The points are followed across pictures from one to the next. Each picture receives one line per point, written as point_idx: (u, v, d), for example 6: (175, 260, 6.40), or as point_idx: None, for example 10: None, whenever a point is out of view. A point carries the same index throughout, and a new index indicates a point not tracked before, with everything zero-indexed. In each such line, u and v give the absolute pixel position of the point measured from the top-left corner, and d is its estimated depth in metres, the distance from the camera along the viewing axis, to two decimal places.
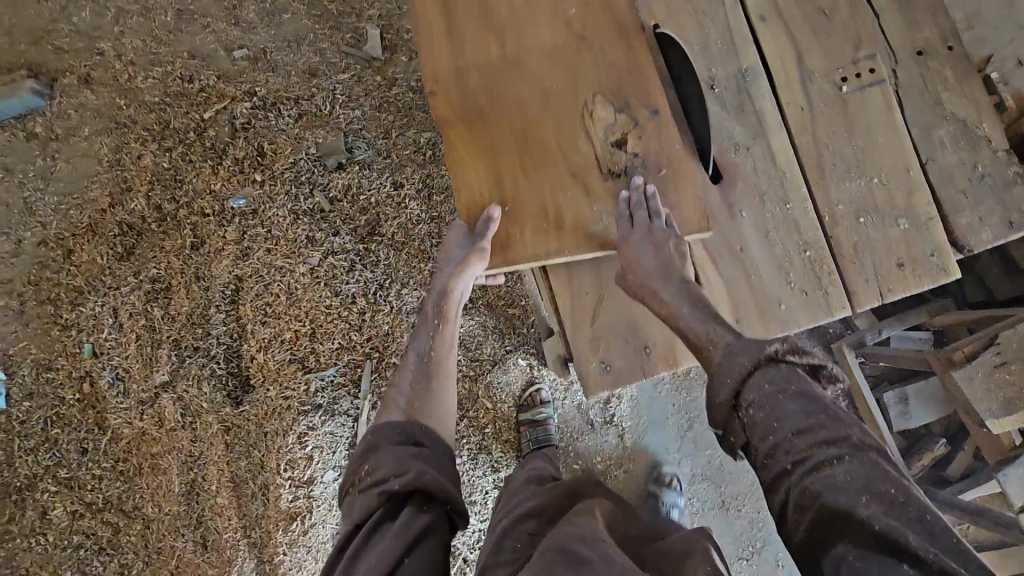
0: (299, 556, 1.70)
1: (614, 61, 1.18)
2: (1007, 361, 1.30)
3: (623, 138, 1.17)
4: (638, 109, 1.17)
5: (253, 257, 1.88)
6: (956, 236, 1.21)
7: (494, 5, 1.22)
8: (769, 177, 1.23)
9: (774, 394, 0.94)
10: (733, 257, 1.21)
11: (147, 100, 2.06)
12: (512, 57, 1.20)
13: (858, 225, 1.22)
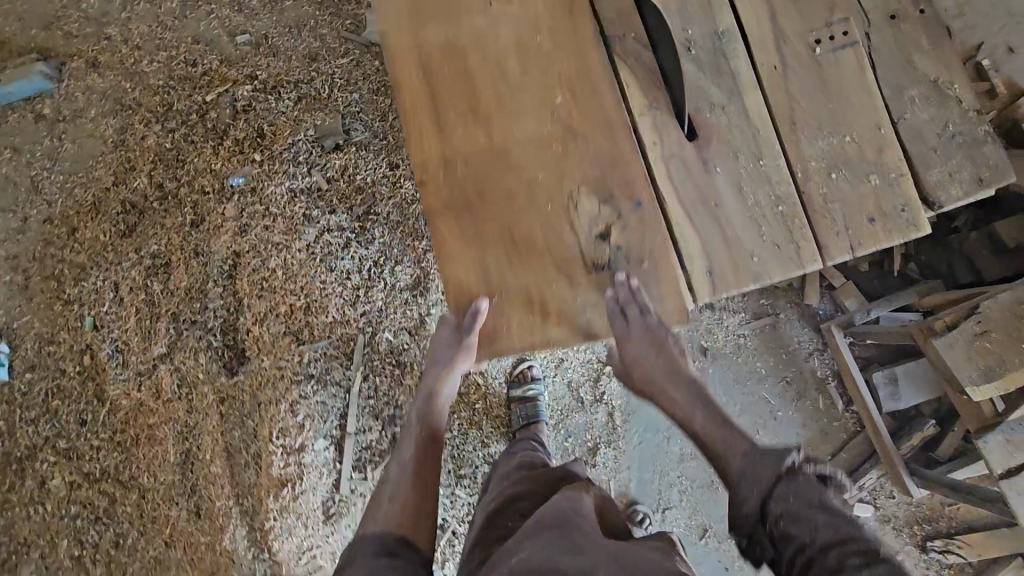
0: (289, 522, 1.69)
1: (597, 153, 1.24)
2: (989, 330, 1.32)
3: (608, 230, 1.23)
4: (621, 201, 1.23)
5: (251, 233, 1.91)
6: (926, 193, 1.24)
7: (479, 93, 1.26)
8: (743, 134, 1.25)
9: (800, 509, 0.98)
10: (707, 213, 1.23)
11: (152, 83, 2.11)
12: (499, 149, 1.24)
13: (830, 181, 1.24)
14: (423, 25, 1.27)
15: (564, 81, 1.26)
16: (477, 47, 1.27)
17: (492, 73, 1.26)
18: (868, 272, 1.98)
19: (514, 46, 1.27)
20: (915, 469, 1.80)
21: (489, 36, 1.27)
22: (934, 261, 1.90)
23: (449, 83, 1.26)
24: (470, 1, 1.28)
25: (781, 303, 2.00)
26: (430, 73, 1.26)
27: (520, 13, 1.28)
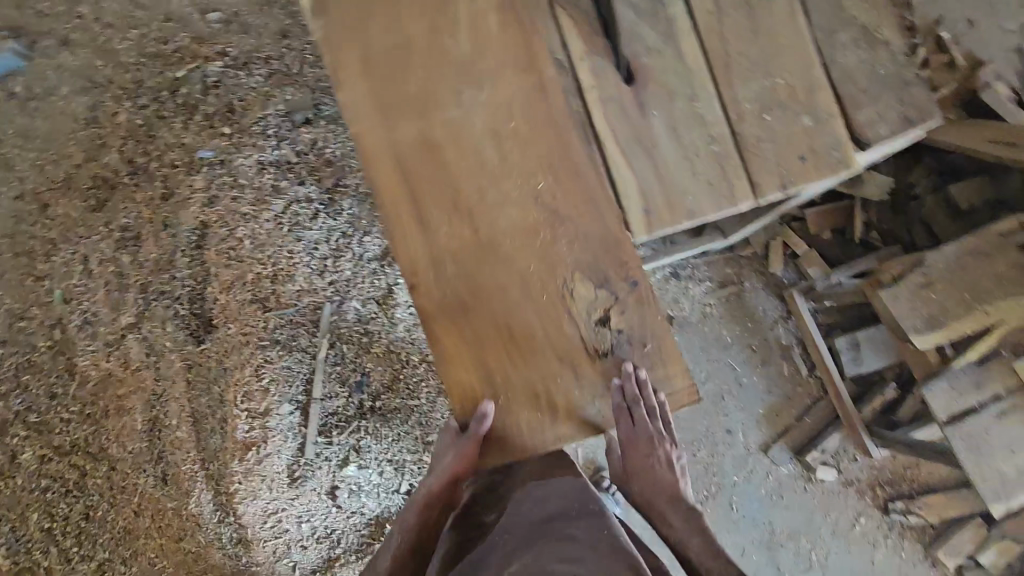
0: (254, 484, 1.77)
1: (590, 236, 1.23)
2: (932, 280, 1.36)
3: (607, 315, 1.22)
4: (616, 283, 1.23)
5: (219, 205, 1.93)
6: (857, 131, 1.27)
7: (462, 186, 1.23)
8: (679, 77, 1.28)
9: None
10: (648, 155, 1.26)
11: (123, 60, 2.01)
12: (489, 241, 1.22)
13: (763, 121, 1.26)
14: (390, 118, 1.23)
15: (547, 161, 1.23)
16: (452, 134, 1.23)
17: (472, 163, 1.23)
18: (831, 240, 2.00)
19: (490, 130, 1.24)
20: (876, 430, 1.85)
21: (461, 123, 1.23)
22: (895, 229, 1.92)
23: (429, 178, 1.23)
24: (440, 92, 1.23)
25: (746, 272, 2.00)
26: (405, 170, 1.23)
27: (490, 95, 1.24)
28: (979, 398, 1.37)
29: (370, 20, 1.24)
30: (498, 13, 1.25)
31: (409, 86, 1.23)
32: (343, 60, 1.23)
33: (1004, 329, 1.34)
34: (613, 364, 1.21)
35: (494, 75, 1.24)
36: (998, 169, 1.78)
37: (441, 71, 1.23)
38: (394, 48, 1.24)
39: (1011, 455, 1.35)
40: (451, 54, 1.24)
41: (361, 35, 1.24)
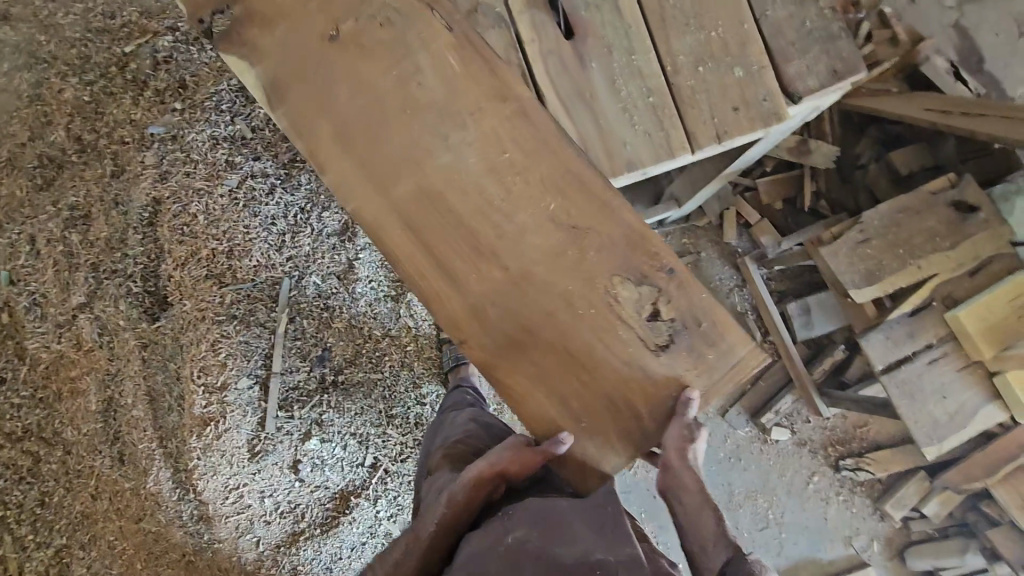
0: (212, 459, 1.73)
1: (621, 248, 1.08)
2: (868, 237, 1.42)
3: (660, 309, 1.09)
4: (654, 278, 1.09)
5: (172, 180, 1.87)
6: (787, 85, 1.09)
7: (481, 223, 1.07)
8: (614, 29, 1.10)
9: None
10: (590, 110, 1.10)
11: (67, 36, 1.92)
12: (518, 279, 1.08)
13: (698, 74, 1.10)
14: (383, 183, 1.08)
15: (560, 176, 1.07)
16: (452, 168, 1.07)
17: (484, 197, 1.07)
18: (782, 210, 2.08)
19: (485, 157, 1.07)
20: (826, 391, 1.92)
21: (459, 163, 1.07)
22: (842, 197, 2.01)
23: (442, 226, 1.08)
24: (417, 140, 1.07)
25: (702, 242, 2.07)
26: (413, 222, 1.08)
27: (479, 125, 1.07)
28: (913, 347, 1.44)
29: (330, 91, 1.08)
30: (454, 43, 1.07)
31: (393, 145, 1.07)
32: (315, 141, 1.08)
33: (935, 281, 1.41)
34: (681, 360, 1.09)
35: (475, 110, 1.06)
36: (935, 137, 1.86)
37: (417, 118, 1.07)
38: (363, 110, 1.07)
39: (942, 400, 1.42)
40: (424, 100, 1.07)
41: (324, 113, 1.08)
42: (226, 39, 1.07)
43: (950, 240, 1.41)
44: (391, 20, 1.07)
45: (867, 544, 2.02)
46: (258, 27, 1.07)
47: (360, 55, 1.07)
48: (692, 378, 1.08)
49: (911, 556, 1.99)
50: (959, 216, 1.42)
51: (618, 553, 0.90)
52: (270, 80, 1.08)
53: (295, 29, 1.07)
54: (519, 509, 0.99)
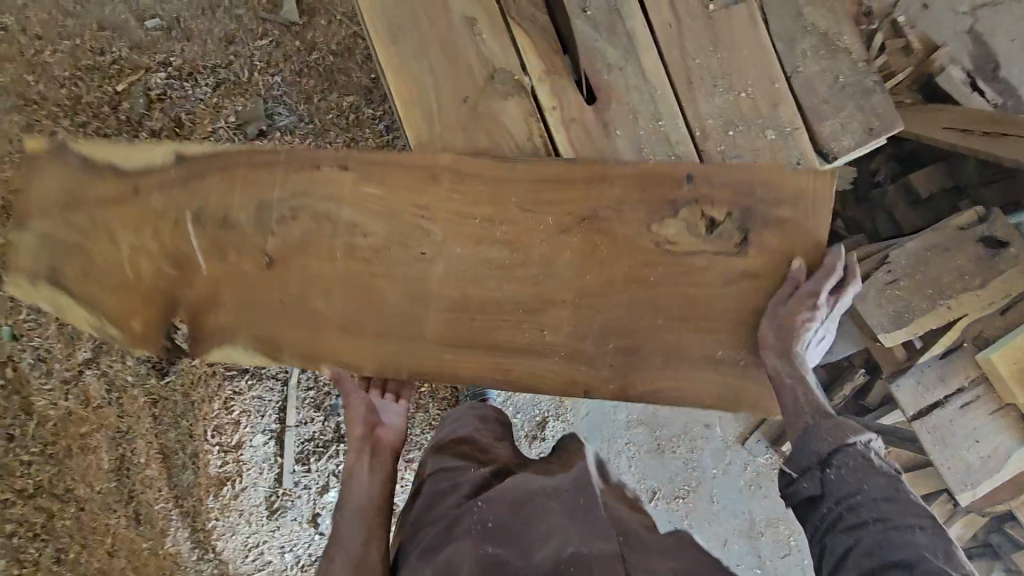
0: (231, 519, 1.76)
1: (644, 200, 1.01)
2: (896, 278, 1.39)
3: (713, 216, 1.00)
4: (686, 196, 1.00)
5: None
6: (818, 143, 1.04)
7: (521, 287, 1.03)
8: (640, 94, 1.04)
9: (857, 488, 0.84)
10: (626, 180, 1.01)
11: (55, 75, 1.86)
12: (566, 351, 1.02)
13: (727, 139, 1.04)
14: (410, 300, 1.05)
15: (588, 211, 1.01)
16: (484, 246, 1.03)
17: (503, 265, 1.03)
18: None
19: (504, 231, 1.03)
20: None
21: (455, 255, 1.04)
22: (859, 216, 1.97)
23: (475, 308, 1.04)
24: (422, 229, 1.05)
25: None
26: (456, 306, 1.04)
27: (451, 228, 1.04)
28: (945, 391, 1.42)
29: (309, 300, 1.08)
30: (360, 183, 1.07)
31: (388, 285, 1.05)
32: (321, 333, 1.08)
33: (964, 321, 1.38)
34: (772, 236, 0.99)
35: (428, 211, 1.04)
36: (954, 157, 1.81)
37: (439, 190, 1.04)
38: (347, 264, 1.07)
39: (975, 444, 1.40)
40: (366, 248, 1.06)
41: (315, 327, 1.08)
42: (203, 343, 1.12)
43: (980, 279, 1.38)
44: (300, 213, 1.08)
45: None
46: (217, 314, 1.11)
47: (305, 253, 1.08)
48: (793, 234, 0.99)
49: None
50: (989, 253, 1.38)
51: (592, 544, 0.86)
52: (260, 343, 1.10)
53: (241, 291, 1.10)
54: (488, 510, 0.93)
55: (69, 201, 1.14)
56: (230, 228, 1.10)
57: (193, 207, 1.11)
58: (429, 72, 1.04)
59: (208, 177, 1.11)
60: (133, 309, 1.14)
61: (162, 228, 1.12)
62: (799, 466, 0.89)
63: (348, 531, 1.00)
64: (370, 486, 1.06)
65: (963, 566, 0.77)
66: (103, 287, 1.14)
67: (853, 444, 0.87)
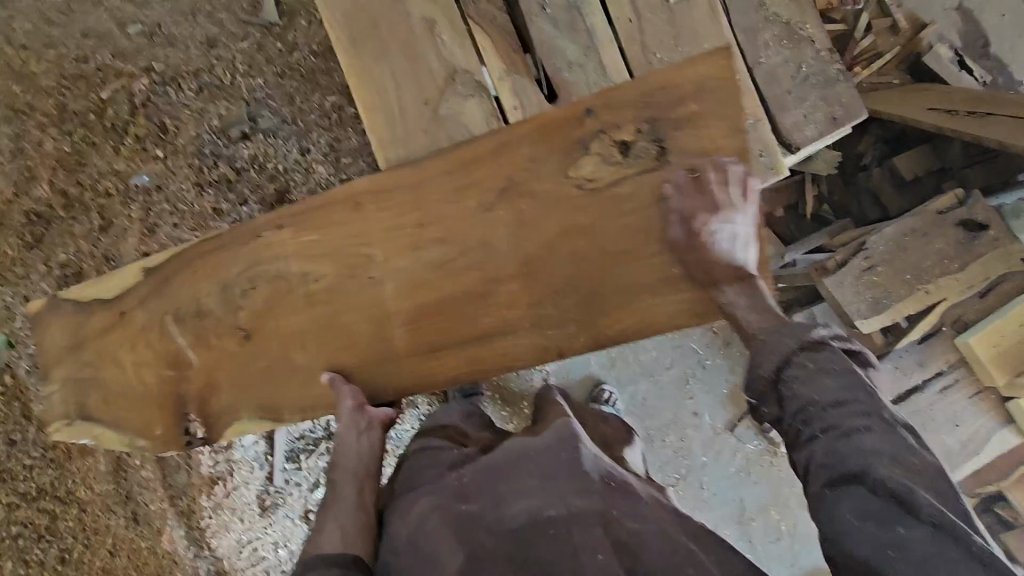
0: (224, 518, 1.76)
1: (556, 148, 0.98)
2: (873, 265, 1.38)
3: (623, 139, 0.96)
4: (594, 129, 0.96)
5: (161, 233, 1.90)
6: (781, 134, 1.05)
7: (472, 276, 1.01)
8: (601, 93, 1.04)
9: (820, 381, 0.84)
10: (551, 146, 0.98)
11: (42, 85, 1.87)
12: (529, 319, 1.00)
13: None
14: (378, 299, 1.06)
15: (505, 180, 0.99)
16: (438, 246, 1.02)
17: (449, 264, 1.02)
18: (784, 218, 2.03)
19: (432, 230, 1.02)
20: None
21: (400, 270, 1.04)
22: (844, 200, 1.96)
23: (436, 313, 1.03)
24: (395, 230, 1.04)
25: None
26: (415, 315, 1.04)
27: (387, 246, 1.05)
28: (924, 376, 1.45)
29: (290, 356, 1.10)
30: (299, 234, 1.10)
31: (347, 313, 1.07)
32: (304, 369, 1.10)
33: (942, 306, 1.39)
34: (686, 136, 0.94)
35: (378, 230, 1.05)
36: (939, 139, 1.80)
37: (361, 217, 1.06)
38: (322, 266, 1.08)
39: (954, 428, 1.44)
40: (322, 291, 1.08)
41: (301, 382, 1.10)
42: (218, 424, 1.15)
43: (958, 263, 1.37)
44: (258, 283, 1.12)
45: None
46: (220, 396, 1.15)
47: (273, 313, 1.11)
48: (708, 124, 0.93)
49: None
50: (968, 236, 1.37)
51: (569, 500, 0.88)
52: (264, 410, 1.12)
53: (236, 370, 1.13)
54: (468, 470, 0.97)
55: (78, 342, 1.22)
56: (204, 317, 1.15)
57: (172, 311, 1.16)
58: (391, 76, 1.05)
59: (176, 278, 1.16)
60: (154, 416, 1.18)
61: (151, 336, 1.17)
62: (758, 394, 0.89)
63: (340, 494, 1.01)
64: (361, 451, 1.05)
65: (908, 457, 0.79)
66: (122, 405, 1.20)
67: (801, 354, 0.87)
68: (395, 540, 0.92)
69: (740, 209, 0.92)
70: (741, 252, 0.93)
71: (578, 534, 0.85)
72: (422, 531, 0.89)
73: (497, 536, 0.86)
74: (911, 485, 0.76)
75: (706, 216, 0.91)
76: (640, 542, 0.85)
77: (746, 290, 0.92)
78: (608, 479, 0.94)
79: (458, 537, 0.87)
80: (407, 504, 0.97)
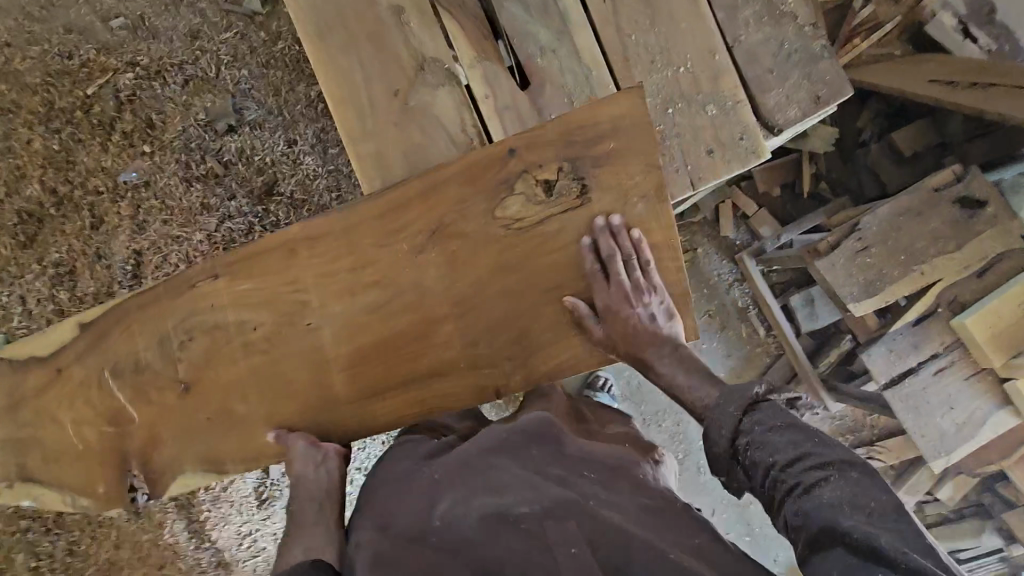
0: (223, 509, 1.78)
1: (483, 190, 1.01)
2: (867, 246, 1.41)
3: (546, 176, 0.99)
4: (518, 169, 1.00)
5: (150, 229, 1.87)
6: (763, 115, 1.05)
7: (432, 291, 1.04)
8: (576, 78, 1.04)
9: (772, 440, 0.81)
10: (477, 188, 1.01)
11: (27, 82, 1.84)
12: (466, 360, 1.04)
13: (664, 116, 1.04)
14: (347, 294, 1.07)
15: (435, 223, 1.03)
16: (372, 289, 1.06)
17: (381, 308, 1.05)
18: (780, 197, 1.98)
19: (365, 274, 1.06)
20: (833, 384, 1.82)
21: (337, 313, 1.07)
22: (843, 177, 1.91)
23: (370, 359, 1.07)
24: (365, 229, 1.06)
25: (698, 238, 1.96)
26: (354, 359, 1.07)
27: (322, 292, 1.08)
28: (917, 358, 1.47)
29: (230, 408, 1.11)
30: (234, 283, 1.11)
31: (291, 364, 1.09)
32: (241, 419, 1.11)
33: (939, 286, 1.41)
34: (606, 175, 0.98)
35: (348, 229, 1.06)
36: (940, 112, 1.74)
37: (295, 264, 1.08)
38: (299, 268, 1.08)
39: (950, 410, 1.45)
40: (260, 340, 1.10)
41: (241, 432, 1.11)
42: (159, 481, 1.15)
43: (956, 242, 1.38)
44: (195, 334, 1.12)
45: None
46: (161, 450, 1.15)
47: (209, 369, 1.12)
48: (627, 160, 0.97)
49: None
50: (965, 215, 1.38)
51: (545, 495, 0.86)
52: (206, 463, 1.13)
53: (175, 425, 1.14)
54: (438, 465, 0.95)
55: (15, 402, 1.21)
56: (143, 370, 1.15)
57: (107, 366, 1.16)
58: (358, 66, 1.04)
59: (111, 333, 1.16)
60: (95, 475, 1.17)
61: (88, 391, 1.17)
62: (719, 467, 0.86)
63: (301, 521, 0.96)
64: (322, 482, 1.02)
65: (871, 502, 0.75)
66: (86, 443, 1.17)
67: (748, 419, 0.84)
68: (358, 554, 0.85)
69: (651, 288, 0.96)
70: (668, 326, 0.97)
71: (553, 530, 0.81)
72: (387, 543, 0.84)
73: (469, 537, 0.83)
74: (879, 533, 0.71)
75: (618, 309, 0.96)
76: (623, 538, 0.79)
77: (682, 361, 0.95)
78: (584, 469, 0.93)
79: (429, 547, 0.83)
80: (372, 512, 0.92)
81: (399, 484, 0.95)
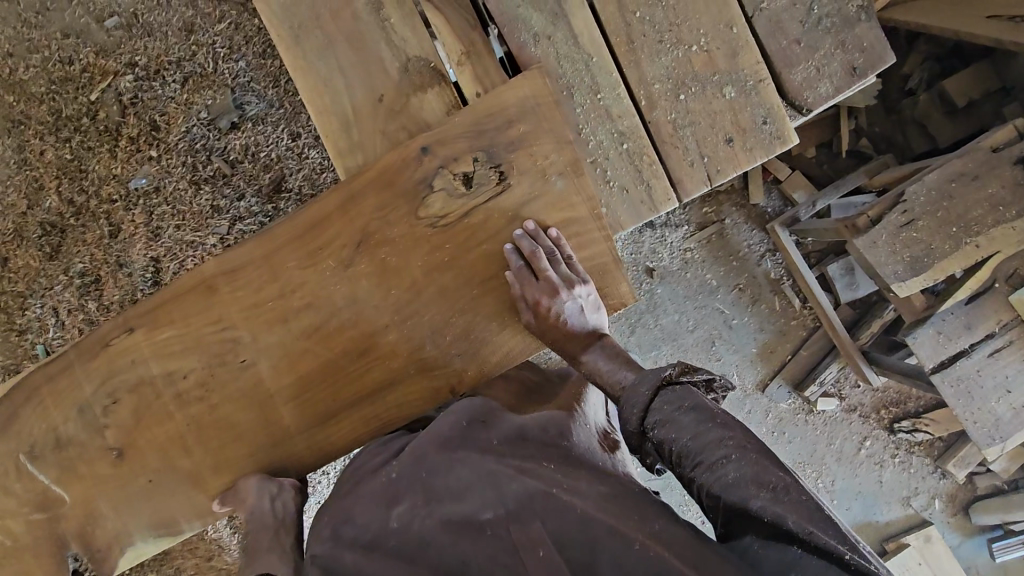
0: None
1: (401, 192, 1.03)
2: (914, 218, 1.32)
3: (463, 171, 1.02)
4: (434, 166, 1.02)
5: (165, 237, 1.70)
6: (790, 96, 1.06)
7: (384, 293, 1.04)
8: (574, 65, 1.04)
9: (683, 418, 0.80)
10: (400, 190, 1.03)
11: (33, 92, 1.67)
12: (415, 367, 1.05)
13: (678, 103, 1.05)
14: (285, 315, 1.06)
15: (358, 234, 1.04)
16: (308, 311, 1.06)
17: (316, 329, 1.06)
18: (816, 156, 1.83)
19: (295, 296, 1.06)
20: (873, 357, 1.70)
21: (272, 345, 1.07)
22: (887, 132, 1.75)
23: (317, 385, 1.07)
24: (297, 246, 1.06)
25: (725, 208, 1.81)
26: (296, 388, 1.07)
27: (252, 326, 1.07)
28: (971, 339, 1.40)
29: (168, 454, 1.10)
30: (153, 332, 1.09)
31: (226, 405, 1.09)
32: (186, 472, 1.10)
33: (998, 258, 1.34)
34: (536, 167, 1.02)
35: (282, 247, 1.06)
36: (1001, 53, 1.57)
37: (220, 301, 1.08)
38: (236, 281, 1.07)
39: (1007, 394, 1.42)
40: (192, 389, 1.09)
41: (180, 486, 1.11)
42: (93, 543, 1.13)
43: (1016, 208, 1.30)
44: (120, 397, 1.10)
45: (928, 502, 1.92)
46: (93, 519, 1.13)
47: (140, 428, 1.10)
48: (541, 141, 1.01)
49: (976, 512, 1.90)
50: None
51: (507, 495, 0.80)
52: (148, 520, 1.12)
53: (110, 495, 1.12)
54: (397, 463, 0.91)
55: None
56: (65, 447, 1.12)
57: (24, 449, 1.13)
58: (338, 71, 1.04)
59: (21, 410, 1.13)
60: (23, 550, 1.14)
61: (5, 482, 1.14)
62: (633, 445, 0.85)
63: (258, 548, 0.98)
64: (278, 513, 1.03)
65: (775, 477, 0.75)
66: (73, 493, 1.13)
67: (658, 398, 0.83)
68: (314, 566, 0.84)
69: (578, 280, 1.00)
70: (594, 318, 1.02)
71: (518, 532, 0.77)
72: (345, 556, 0.83)
73: (430, 540, 0.79)
74: (786, 513, 0.73)
75: (550, 301, 0.98)
76: (585, 533, 0.74)
77: (605, 350, 0.99)
78: (542, 460, 0.87)
79: (388, 552, 0.81)
80: (327, 522, 0.90)
81: (355, 491, 0.92)
